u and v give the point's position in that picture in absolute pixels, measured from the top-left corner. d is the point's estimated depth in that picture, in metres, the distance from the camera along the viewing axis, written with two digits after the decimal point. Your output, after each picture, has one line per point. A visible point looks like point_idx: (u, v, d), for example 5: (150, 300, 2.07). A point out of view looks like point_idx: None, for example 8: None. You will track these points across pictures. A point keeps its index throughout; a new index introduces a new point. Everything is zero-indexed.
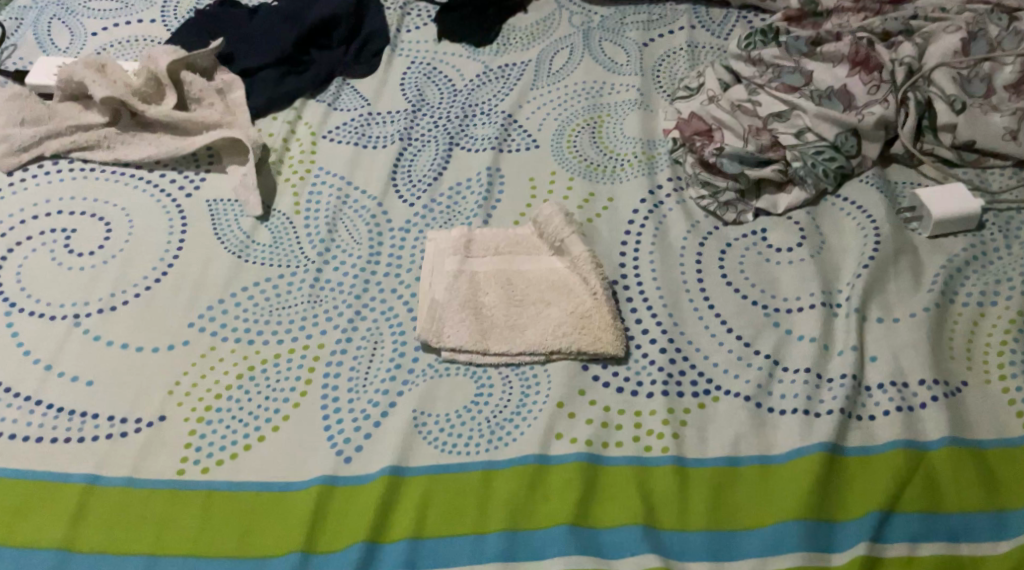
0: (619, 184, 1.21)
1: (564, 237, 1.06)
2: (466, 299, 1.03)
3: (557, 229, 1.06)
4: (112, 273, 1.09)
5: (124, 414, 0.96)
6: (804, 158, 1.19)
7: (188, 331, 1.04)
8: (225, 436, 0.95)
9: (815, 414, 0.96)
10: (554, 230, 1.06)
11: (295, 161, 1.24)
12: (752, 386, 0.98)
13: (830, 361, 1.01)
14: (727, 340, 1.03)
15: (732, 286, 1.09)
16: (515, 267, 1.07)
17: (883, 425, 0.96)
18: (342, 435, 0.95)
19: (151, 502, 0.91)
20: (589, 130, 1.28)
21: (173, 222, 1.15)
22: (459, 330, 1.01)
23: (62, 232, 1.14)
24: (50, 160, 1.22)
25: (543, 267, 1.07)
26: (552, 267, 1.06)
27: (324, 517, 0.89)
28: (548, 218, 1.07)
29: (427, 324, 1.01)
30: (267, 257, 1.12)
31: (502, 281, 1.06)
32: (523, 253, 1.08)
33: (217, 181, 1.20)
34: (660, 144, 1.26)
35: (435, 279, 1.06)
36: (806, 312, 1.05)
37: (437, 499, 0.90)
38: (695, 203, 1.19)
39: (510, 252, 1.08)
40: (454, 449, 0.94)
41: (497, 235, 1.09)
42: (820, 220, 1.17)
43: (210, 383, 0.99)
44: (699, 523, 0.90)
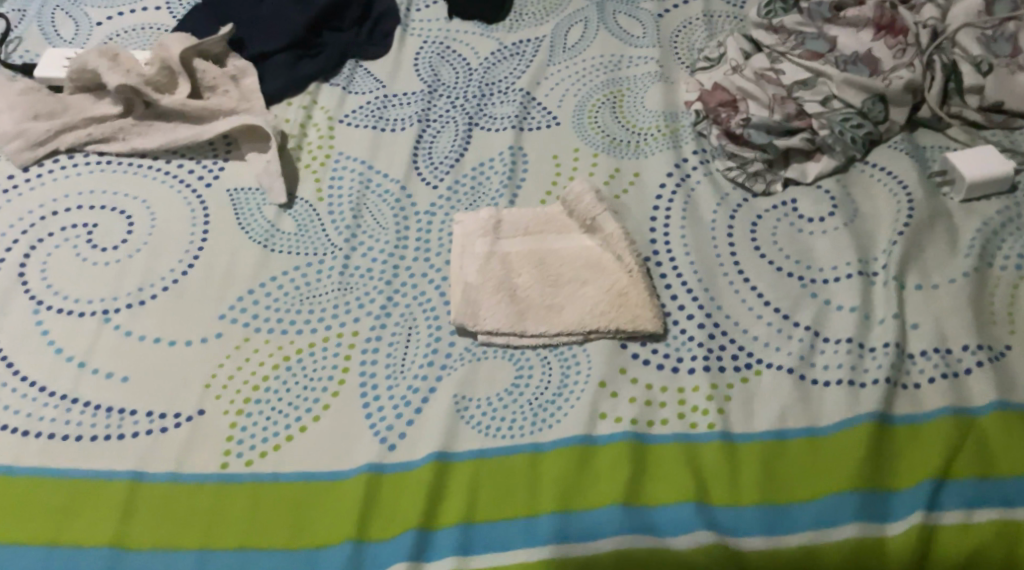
0: (645, 158, 1.20)
1: (596, 214, 1.06)
2: (500, 280, 1.03)
3: (591, 208, 1.06)
4: (138, 267, 1.07)
5: (162, 409, 0.94)
6: (831, 126, 1.18)
7: (220, 323, 1.02)
8: (266, 428, 0.93)
9: (860, 384, 0.95)
10: (586, 210, 1.06)
11: (314, 146, 1.22)
12: (795, 357, 0.97)
13: (871, 330, 1.00)
14: (765, 314, 1.02)
15: (766, 259, 1.07)
16: (546, 246, 1.06)
17: (931, 392, 0.94)
18: (384, 422, 0.93)
19: (196, 497, 0.88)
20: (610, 106, 1.27)
21: (195, 213, 1.13)
22: (495, 312, 1.00)
23: (84, 227, 1.11)
24: (66, 154, 1.19)
25: (575, 246, 1.06)
26: (584, 246, 1.06)
27: (374, 506, 0.87)
28: (578, 197, 1.07)
29: (462, 308, 1.00)
30: (294, 245, 1.10)
31: (532, 259, 1.05)
32: (552, 231, 1.08)
33: (236, 169, 1.18)
34: (682, 117, 1.25)
35: (467, 260, 1.05)
36: (843, 282, 1.04)
37: (486, 482, 0.88)
38: (722, 174, 1.17)
39: (538, 230, 1.08)
40: (497, 433, 0.92)
41: (522, 217, 1.09)
42: (850, 186, 1.16)
43: (247, 374, 0.97)
44: (753, 498, 0.89)
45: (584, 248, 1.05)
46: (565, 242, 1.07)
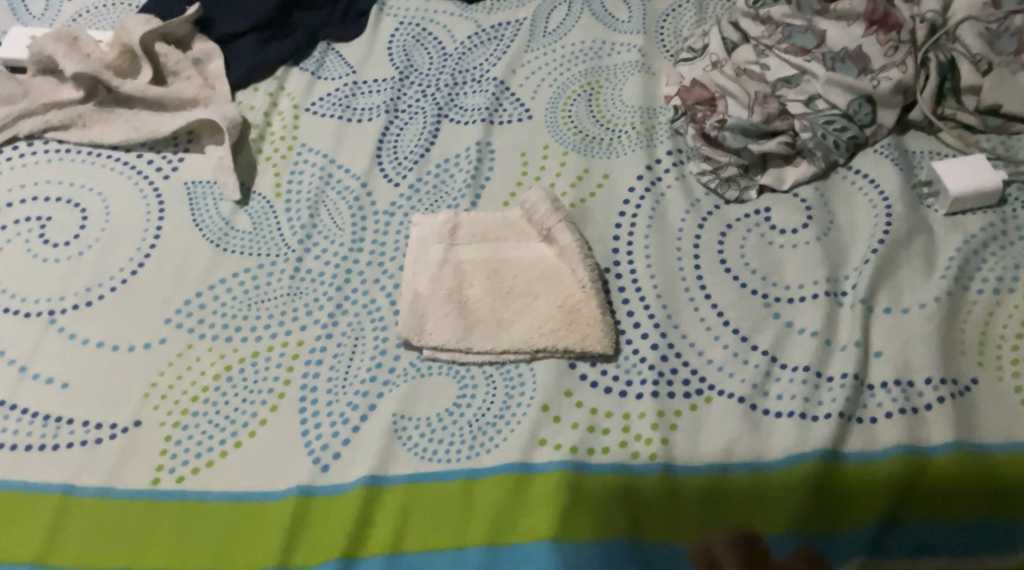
0: (615, 158, 1.13)
1: (551, 225, 1.01)
2: (451, 292, 0.99)
3: (547, 218, 1.01)
4: (89, 265, 1.06)
5: (99, 419, 0.94)
6: (813, 128, 1.11)
7: (165, 328, 1.01)
8: (201, 443, 0.92)
9: (812, 417, 0.92)
10: (544, 218, 1.01)
11: (276, 136, 1.18)
12: (747, 386, 0.94)
13: (832, 357, 0.96)
14: (723, 335, 0.98)
15: (732, 274, 1.03)
16: (502, 255, 1.01)
17: (885, 428, 0.91)
18: (320, 441, 0.92)
19: (127, 513, 0.88)
20: (586, 99, 1.20)
21: (150, 207, 1.11)
22: (442, 327, 0.96)
23: (37, 221, 1.10)
24: (26, 141, 1.17)
25: (533, 257, 1.01)
26: (536, 258, 1.01)
27: (301, 531, 0.87)
28: (535, 204, 1.02)
29: (409, 321, 0.97)
30: (247, 245, 1.08)
31: (489, 271, 1.00)
32: (511, 238, 1.02)
33: (196, 161, 1.15)
34: (660, 112, 1.18)
35: (419, 269, 1.01)
36: (809, 302, 1.00)
37: (417, 508, 0.87)
38: (695, 178, 1.12)
39: (499, 235, 1.03)
40: (434, 456, 0.90)
41: (480, 222, 1.03)
42: (829, 195, 1.10)
43: (186, 384, 0.97)
44: (689, 534, 0.87)
45: (541, 259, 1.00)
46: (523, 250, 1.02)
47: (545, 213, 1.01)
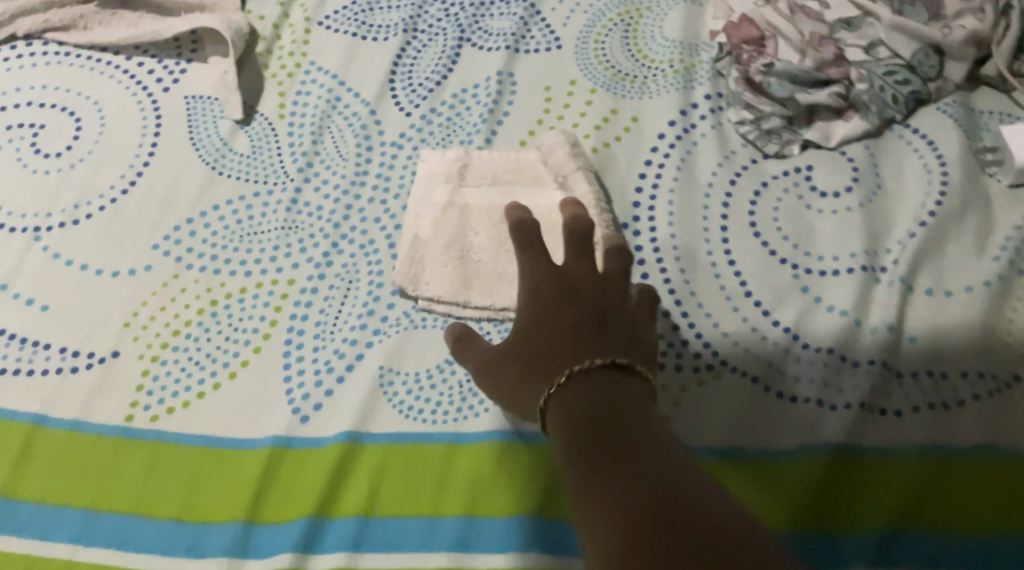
0: (647, 100, 1.03)
1: (567, 171, 0.93)
2: (452, 240, 0.91)
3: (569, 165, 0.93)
4: (79, 180, 1.01)
5: (75, 347, 0.90)
6: (870, 79, 0.99)
7: (152, 255, 0.96)
8: (178, 381, 0.88)
9: (830, 406, 0.85)
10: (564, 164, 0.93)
11: (285, 52, 1.10)
12: (763, 365, 0.87)
13: (860, 340, 0.87)
14: (743, 307, 0.91)
15: (761, 240, 0.94)
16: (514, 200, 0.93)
17: (909, 423, 0.83)
18: (302, 390, 0.87)
19: (95, 451, 0.85)
20: (623, 29, 1.08)
21: (147, 121, 1.05)
22: (440, 275, 0.90)
23: (30, 128, 1.04)
24: (23, 41, 1.10)
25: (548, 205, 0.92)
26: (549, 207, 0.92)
27: (272, 483, 0.83)
28: (551, 148, 0.94)
29: (404, 268, 0.91)
30: (244, 169, 1.01)
31: (496, 217, 0.92)
32: (523, 183, 0.94)
33: (198, 73, 1.08)
34: (703, 49, 1.06)
35: (420, 210, 0.94)
36: (842, 277, 0.91)
37: (395, 470, 0.83)
38: (734, 128, 1.01)
39: (511, 180, 0.94)
40: (418, 416, 0.85)
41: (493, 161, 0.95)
42: (880, 156, 0.98)
43: (169, 317, 0.92)
44: None
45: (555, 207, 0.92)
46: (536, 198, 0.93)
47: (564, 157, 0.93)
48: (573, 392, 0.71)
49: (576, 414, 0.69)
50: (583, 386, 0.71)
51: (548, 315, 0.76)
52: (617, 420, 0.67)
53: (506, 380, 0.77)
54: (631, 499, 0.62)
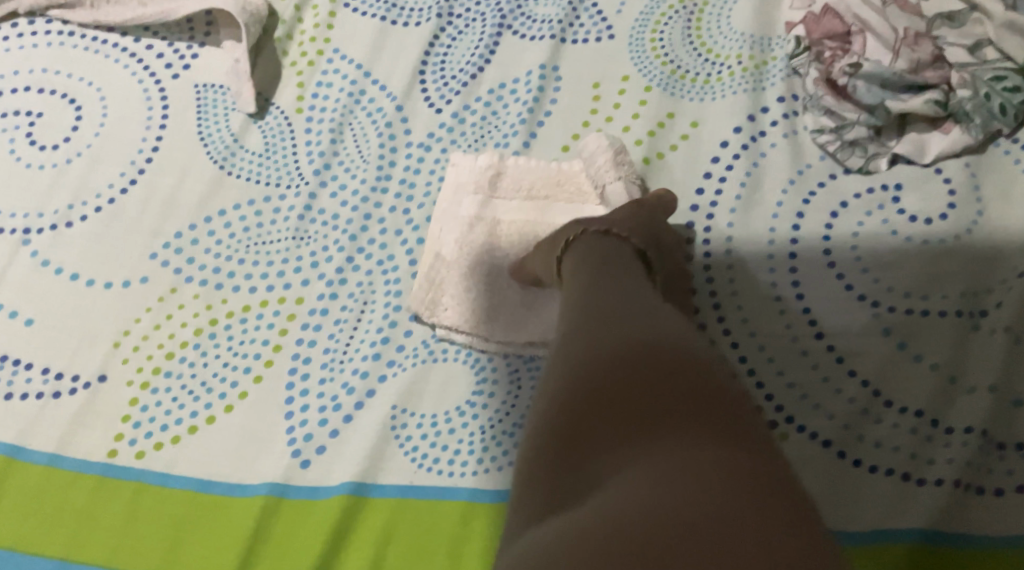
0: (711, 102, 0.90)
1: (607, 182, 0.80)
2: (476, 262, 0.80)
3: (612, 176, 0.80)
4: (76, 178, 0.92)
5: (60, 369, 0.81)
6: (975, 85, 0.84)
7: (149, 265, 0.86)
8: (168, 412, 0.79)
9: (917, 480, 0.74)
10: (608, 172, 0.80)
11: (306, 35, 0.99)
12: (837, 427, 0.76)
13: (954, 401, 0.75)
14: (814, 352, 0.79)
15: (837, 272, 0.81)
16: (546, 221, 0.80)
17: (1011, 505, 0.72)
18: (304, 429, 0.77)
19: (73, 490, 0.76)
20: (685, 17, 0.94)
21: (152, 112, 0.95)
22: (460, 300, 0.79)
23: (26, 116, 0.95)
24: (25, 19, 1.00)
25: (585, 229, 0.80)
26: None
27: (267, 539, 0.73)
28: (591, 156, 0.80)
29: (417, 293, 0.79)
30: (255, 170, 0.91)
31: (528, 237, 0.80)
32: (561, 198, 0.81)
33: (211, 59, 0.97)
34: (778, 43, 0.92)
35: (443, 225, 0.81)
36: (934, 321, 0.78)
37: (404, 530, 0.73)
38: (810, 138, 0.87)
39: (548, 194, 0.81)
40: (434, 467, 0.75)
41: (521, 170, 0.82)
42: (983, 176, 0.83)
43: (163, 337, 0.82)
44: None
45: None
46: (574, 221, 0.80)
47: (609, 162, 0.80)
48: (592, 260, 0.69)
49: (582, 280, 0.67)
50: (602, 260, 0.69)
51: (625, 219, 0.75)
52: (620, 281, 0.66)
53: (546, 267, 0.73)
54: (614, 328, 0.60)
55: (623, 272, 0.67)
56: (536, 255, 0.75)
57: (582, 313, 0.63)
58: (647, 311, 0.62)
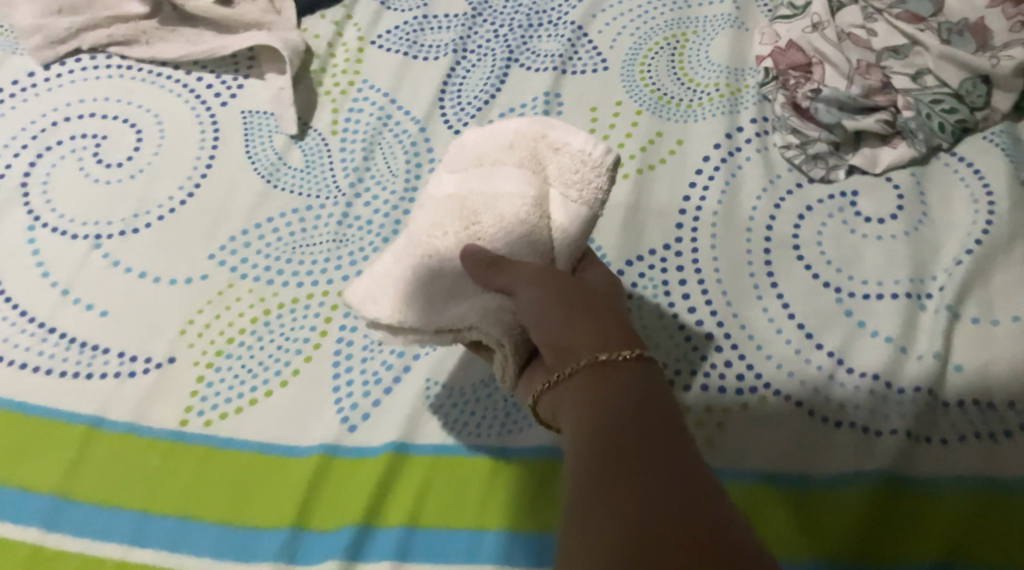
0: (692, 122, 1.05)
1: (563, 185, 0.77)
2: (418, 257, 0.77)
3: (577, 173, 0.76)
4: (137, 190, 1.04)
5: (134, 351, 0.92)
6: (918, 107, 0.99)
7: (207, 264, 0.98)
8: (231, 388, 0.90)
9: (875, 432, 0.86)
10: (575, 179, 0.76)
11: (338, 70, 1.13)
12: (808, 389, 0.89)
13: (906, 367, 0.88)
14: (787, 330, 0.92)
15: (804, 262, 0.95)
16: (486, 191, 0.77)
17: (957, 453, 0.84)
18: (350, 400, 0.89)
19: (150, 454, 0.86)
20: (668, 53, 1.10)
21: (204, 134, 1.08)
22: (381, 293, 0.77)
23: (93, 139, 1.08)
24: (88, 55, 1.15)
25: (513, 200, 0.76)
26: (510, 228, 0.75)
27: (320, 492, 0.84)
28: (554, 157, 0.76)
29: (359, 285, 0.78)
30: (298, 183, 1.04)
31: (457, 209, 0.77)
32: (508, 162, 0.77)
33: (254, 89, 1.11)
34: (749, 74, 1.07)
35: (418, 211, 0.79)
36: (887, 302, 0.91)
37: (439, 483, 0.83)
38: (779, 152, 1.02)
39: (497, 157, 0.78)
40: (464, 430, 0.86)
41: (485, 133, 0.79)
42: (926, 185, 0.98)
43: (223, 325, 0.94)
44: (806, 554, 0.82)
45: (516, 211, 0.76)
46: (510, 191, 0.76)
47: (580, 144, 0.75)
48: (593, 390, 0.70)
49: (596, 404, 0.69)
50: (601, 382, 0.70)
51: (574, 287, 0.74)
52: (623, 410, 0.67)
53: (553, 296, 0.73)
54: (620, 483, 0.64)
55: (648, 413, 0.67)
56: (537, 277, 0.73)
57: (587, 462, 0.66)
58: (664, 458, 0.64)
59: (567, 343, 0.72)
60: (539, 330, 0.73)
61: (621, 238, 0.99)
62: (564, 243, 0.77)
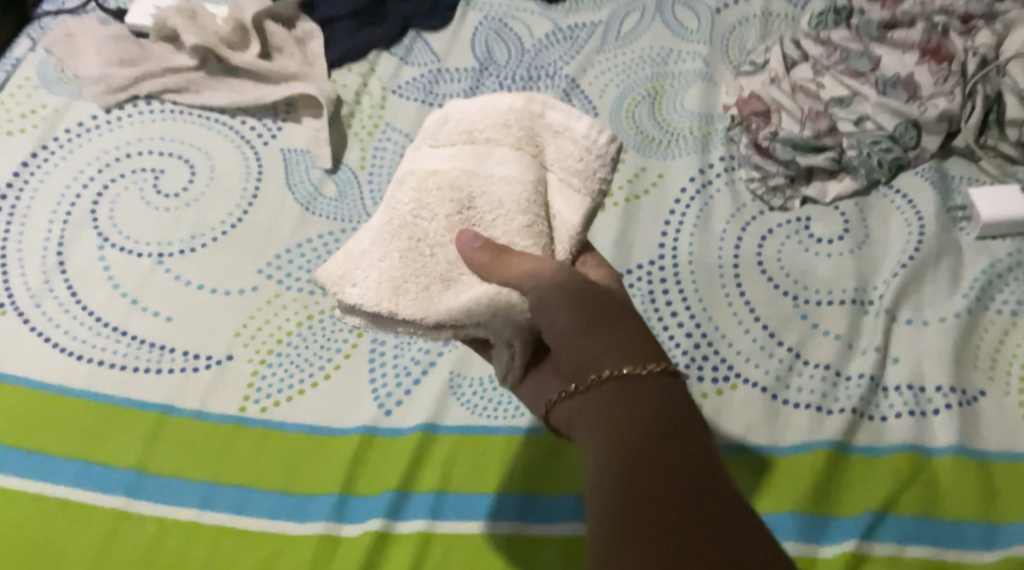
0: (671, 160, 1.23)
1: (560, 169, 0.85)
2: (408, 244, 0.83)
3: (574, 162, 0.84)
4: (193, 216, 1.19)
5: (196, 350, 1.07)
6: (860, 147, 1.18)
7: (257, 278, 1.14)
8: (282, 380, 1.05)
9: (827, 411, 1.03)
10: (579, 168, 0.84)
11: (365, 115, 1.30)
12: (771, 377, 1.05)
13: (852, 359, 1.06)
14: (753, 329, 1.09)
15: (766, 275, 1.12)
16: (481, 171, 0.84)
17: (895, 428, 1.01)
18: (385, 389, 1.04)
19: (215, 435, 1.01)
20: (649, 102, 1.28)
21: (249, 169, 1.24)
22: (368, 277, 0.84)
23: (152, 172, 1.23)
24: (144, 100, 1.31)
25: (509, 182, 0.83)
26: (511, 215, 0.83)
27: (362, 464, 0.99)
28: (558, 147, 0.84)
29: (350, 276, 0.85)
30: (334, 211, 1.20)
31: (450, 188, 0.83)
32: (505, 143, 0.84)
33: (292, 131, 1.28)
34: (717, 120, 1.26)
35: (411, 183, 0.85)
36: (836, 307, 1.09)
37: (463, 457, 0.99)
38: (744, 184, 1.20)
39: (493, 137, 0.84)
40: (484, 412, 1.01)
41: (482, 109, 0.85)
42: (868, 211, 1.17)
43: (273, 329, 1.09)
44: (783, 506, 0.97)
45: (509, 192, 0.83)
46: (506, 172, 0.83)
47: (584, 132, 0.83)
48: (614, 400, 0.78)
49: (618, 411, 0.77)
50: (622, 393, 0.78)
51: (591, 300, 0.80)
52: (643, 417, 0.76)
53: (570, 307, 0.79)
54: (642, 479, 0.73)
55: (667, 423, 0.76)
56: (557, 290, 0.79)
57: (610, 460, 0.75)
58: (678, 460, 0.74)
59: (588, 356, 0.79)
60: (559, 338, 0.80)
61: (612, 255, 1.16)
62: (565, 238, 0.84)
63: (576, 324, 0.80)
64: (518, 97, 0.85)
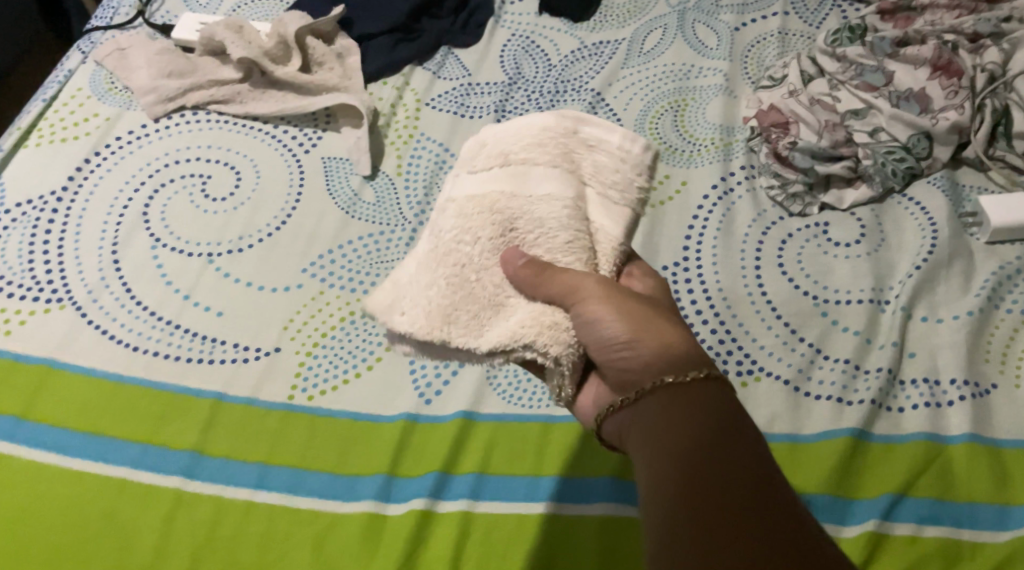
0: (694, 168, 1.29)
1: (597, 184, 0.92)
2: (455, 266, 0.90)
3: (614, 175, 0.92)
4: (241, 219, 1.25)
5: (246, 342, 1.14)
6: (874, 157, 1.24)
7: (301, 276, 1.19)
8: (328, 370, 1.11)
9: (847, 402, 1.08)
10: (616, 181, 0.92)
11: (400, 125, 1.36)
12: (793, 370, 1.11)
13: (870, 354, 1.12)
14: (775, 326, 1.14)
15: (787, 276, 1.18)
16: (523, 191, 0.91)
17: (911, 418, 1.07)
18: (425, 379, 1.10)
19: (267, 419, 1.08)
20: (672, 114, 1.34)
21: (292, 174, 1.30)
22: (417, 304, 0.90)
23: (200, 177, 1.29)
24: (191, 110, 1.36)
25: (552, 200, 0.90)
26: (553, 233, 0.89)
27: (407, 448, 1.06)
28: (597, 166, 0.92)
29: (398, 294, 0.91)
30: (373, 215, 1.26)
31: (492, 210, 0.90)
32: (542, 161, 0.91)
33: (332, 139, 1.34)
34: (738, 131, 1.32)
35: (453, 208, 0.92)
36: (854, 305, 1.15)
37: (501, 443, 1.05)
38: (764, 192, 1.26)
39: (527, 156, 0.91)
40: (520, 402, 1.08)
41: (516, 132, 0.92)
42: (883, 217, 1.22)
43: (317, 323, 1.15)
44: (812, 489, 1.04)
45: (553, 208, 0.90)
46: (546, 190, 0.90)
47: (618, 143, 0.92)
48: (663, 403, 0.84)
49: (661, 412, 0.84)
50: (670, 398, 0.84)
51: (634, 309, 0.87)
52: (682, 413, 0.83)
53: (615, 317, 0.86)
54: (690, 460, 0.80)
55: (704, 414, 0.83)
56: (602, 297, 0.86)
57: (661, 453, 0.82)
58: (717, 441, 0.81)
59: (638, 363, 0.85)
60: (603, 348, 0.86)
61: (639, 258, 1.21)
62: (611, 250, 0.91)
63: (622, 333, 0.86)
64: (549, 117, 0.92)
